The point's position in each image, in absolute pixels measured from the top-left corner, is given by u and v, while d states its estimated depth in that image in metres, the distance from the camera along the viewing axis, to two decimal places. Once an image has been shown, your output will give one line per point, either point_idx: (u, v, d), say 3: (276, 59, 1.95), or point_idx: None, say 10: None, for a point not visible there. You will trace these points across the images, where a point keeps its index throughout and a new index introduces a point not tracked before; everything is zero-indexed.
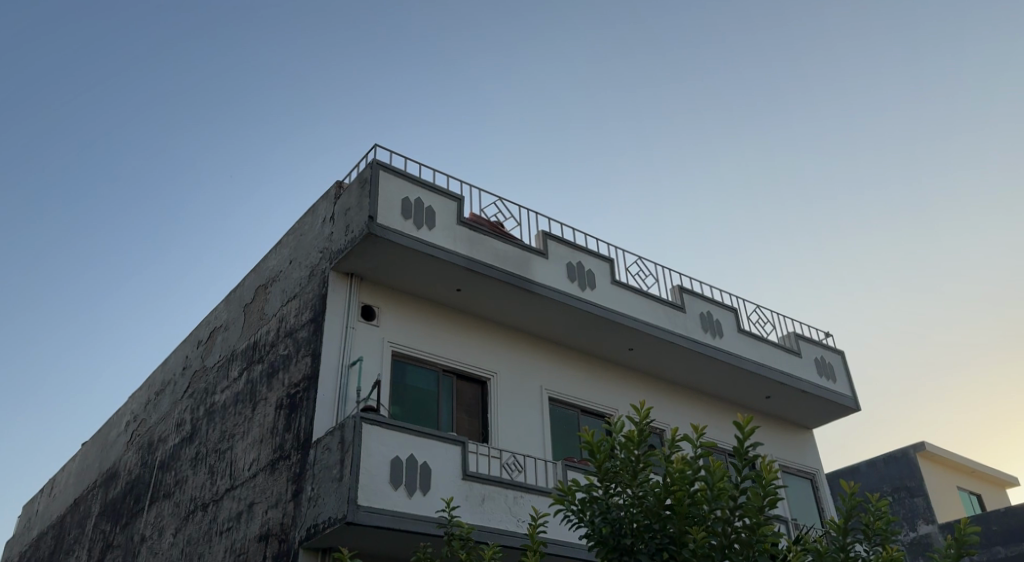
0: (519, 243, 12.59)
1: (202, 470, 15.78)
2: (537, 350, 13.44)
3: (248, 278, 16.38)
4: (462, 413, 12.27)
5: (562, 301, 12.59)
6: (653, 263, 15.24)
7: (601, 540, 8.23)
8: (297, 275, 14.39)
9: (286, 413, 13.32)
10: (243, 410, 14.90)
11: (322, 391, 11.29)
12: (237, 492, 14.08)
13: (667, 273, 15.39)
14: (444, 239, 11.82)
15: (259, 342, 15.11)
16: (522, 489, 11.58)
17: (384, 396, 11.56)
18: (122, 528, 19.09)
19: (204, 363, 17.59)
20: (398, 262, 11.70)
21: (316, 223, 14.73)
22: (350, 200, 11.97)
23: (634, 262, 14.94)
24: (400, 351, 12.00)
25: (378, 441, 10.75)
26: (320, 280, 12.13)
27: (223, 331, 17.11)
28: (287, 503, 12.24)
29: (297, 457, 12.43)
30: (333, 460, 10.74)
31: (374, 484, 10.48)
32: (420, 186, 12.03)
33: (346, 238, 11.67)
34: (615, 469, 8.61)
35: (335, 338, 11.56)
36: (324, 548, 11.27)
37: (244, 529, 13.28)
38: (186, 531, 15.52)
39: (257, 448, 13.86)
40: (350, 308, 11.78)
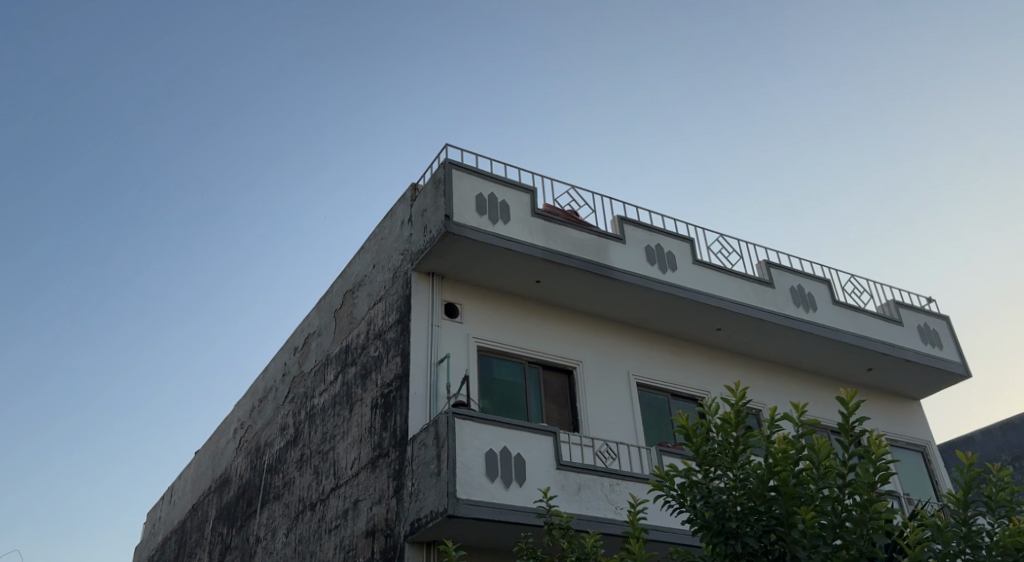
0: (595, 230, 12.37)
1: (308, 471, 16.16)
2: (623, 336, 13.22)
3: (335, 284, 16.66)
4: (551, 403, 12.18)
5: (644, 285, 12.33)
6: (736, 240, 14.79)
7: (705, 525, 7.97)
8: (381, 278, 14.54)
9: (382, 412, 13.49)
10: (341, 412, 15.18)
11: (413, 389, 11.36)
12: (342, 490, 14.36)
13: (752, 248, 14.91)
14: (520, 232, 11.71)
15: (350, 345, 15.35)
16: (618, 476, 11.42)
17: (474, 391, 11.55)
18: (238, 530, 19.77)
19: (301, 369, 18.01)
20: (476, 258, 11.66)
21: (396, 225, 14.84)
22: (426, 200, 11.97)
23: (716, 240, 14.52)
24: (485, 346, 11.97)
25: (471, 435, 10.76)
26: (403, 281, 12.19)
27: (317, 337, 17.45)
28: (389, 499, 12.41)
29: (396, 453, 12.58)
30: (430, 455, 10.79)
31: (472, 477, 10.50)
32: (492, 181, 11.95)
33: (425, 239, 11.69)
34: (713, 452, 8.33)
35: (422, 337, 11.60)
36: (429, 541, 11.37)
37: (352, 526, 13.53)
38: (297, 531, 15.92)
39: (358, 447, 14.09)
40: (434, 307, 11.80)
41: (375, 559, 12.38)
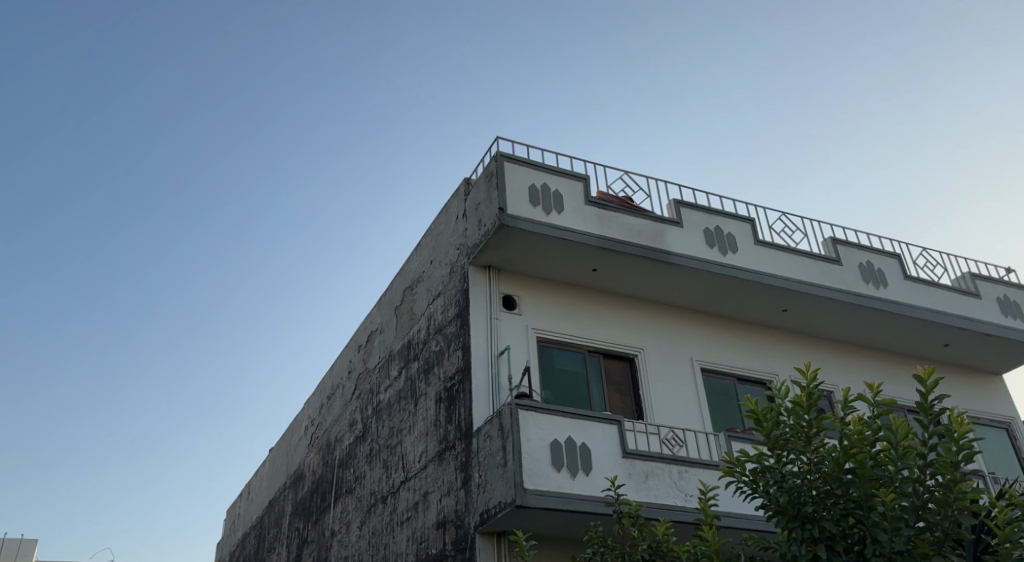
0: (652, 215, 12.11)
1: (377, 465, 16.30)
2: (685, 321, 12.95)
3: (394, 281, 16.73)
4: (613, 391, 12.01)
5: (704, 269, 12.04)
6: (800, 218, 14.36)
7: (780, 510, 7.75)
8: (439, 273, 14.51)
9: (446, 405, 13.48)
10: (406, 406, 15.25)
11: (476, 381, 11.30)
12: (411, 483, 14.43)
13: (816, 225, 14.46)
14: (574, 221, 11.53)
15: (412, 341, 15.39)
16: (687, 463, 11.20)
17: (535, 382, 11.45)
18: (314, 523, 20.09)
19: (366, 366, 18.16)
20: (532, 249, 11.51)
21: (451, 220, 14.79)
22: (480, 194, 11.87)
23: (778, 218, 14.10)
24: (545, 337, 11.84)
25: (536, 425, 10.67)
26: (460, 276, 12.12)
27: (379, 334, 17.57)
28: (458, 491, 12.41)
29: (462, 445, 12.56)
30: (496, 446, 10.73)
31: (538, 468, 10.41)
32: (545, 171, 11.78)
33: (480, 233, 11.58)
34: (785, 436, 8.01)
35: (482, 330, 11.52)
36: (500, 531, 11.35)
37: (422, 518, 13.58)
38: (370, 524, 16.08)
39: (424, 440, 14.12)
40: (492, 299, 11.70)
41: (447, 550, 12.39)
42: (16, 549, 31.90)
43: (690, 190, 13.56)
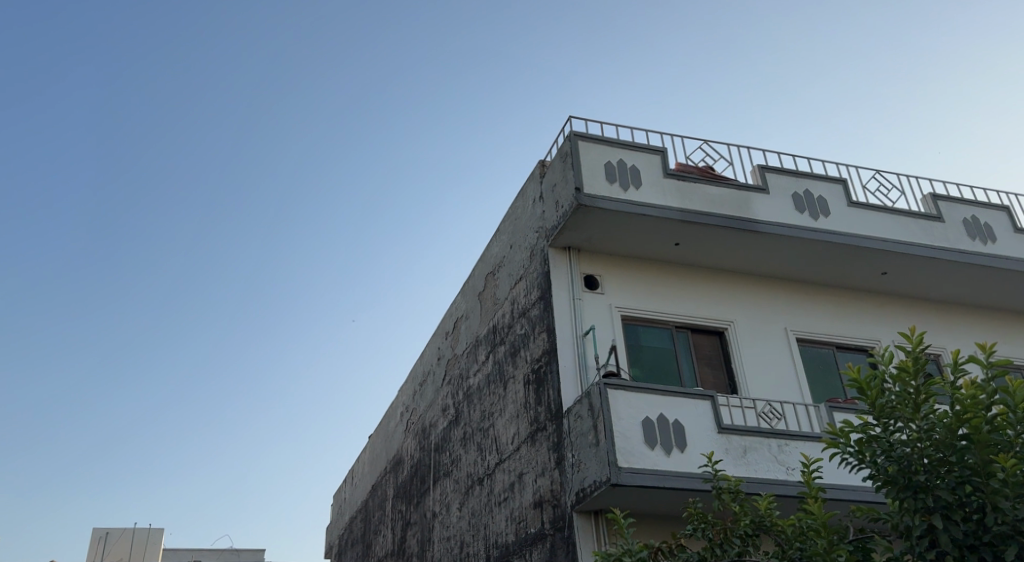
0: (735, 183, 11.69)
1: (472, 449, 16.36)
2: (776, 291, 12.50)
3: (476, 268, 16.71)
4: (704, 366, 11.70)
5: (794, 235, 11.56)
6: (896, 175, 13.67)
7: (889, 480, 7.36)
8: (519, 257, 14.39)
9: (535, 387, 13.38)
10: (496, 390, 15.22)
11: (562, 362, 11.15)
12: (506, 465, 14.41)
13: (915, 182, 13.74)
14: (654, 195, 11.22)
15: (497, 326, 15.34)
16: (787, 436, 10.83)
17: (623, 361, 11.22)
18: (415, 506, 20.36)
19: (454, 352, 18.23)
20: (612, 227, 11.26)
21: (528, 203, 14.63)
22: (555, 175, 11.66)
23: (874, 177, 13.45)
24: (631, 316, 11.60)
25: (626, 404, 10.47)
26: (540, 259, 11.96)
27: (465, 320, 17.59)
28: (552, 471, 12.32)
29: (554, 427, 12.45)
30: (587, 426, 10.58)
31: (631, 446, 10.22)
32: (620, 146, 11.49)
33: (557, 214, 11.38)
34: (892, 404, 7.54)
35: (566, 312, 11.34)
36: (597, 509, 11.22)
37: (519, 498, 13.54)
38: (469, 505, 16.16)
39: (516, 422, 14.07)
40: (574, 280, 11.50)
41: (546, 530, 12.32)
42: (146, 538, 33.55)
43: (775, 154, 13.05)
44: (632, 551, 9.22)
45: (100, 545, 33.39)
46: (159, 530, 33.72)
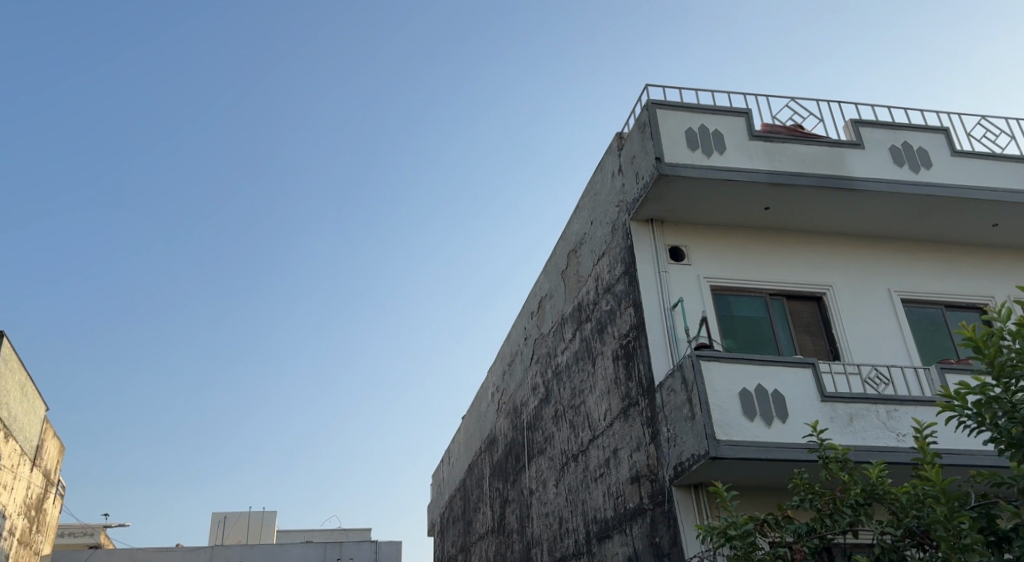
0: (827, 140, 11.16)
1: (565, 426, 16.24)
2: (875, 250, 11.92)
3: (557, 246, 16.53)
4: (802, 333, 11.27)
5: (893, 191, 10.98)
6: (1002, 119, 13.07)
7: (1014, 443, 6.90)
8: (601, 233, 14.14)
9: (625, 362, 13.13)
10: (585, 367, 15.03)
11: (652, 337, 10.86)
12: (600, 441, 14.22)
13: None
14: (739, 160, 10.81)
15: (582, 303, 15.13)
16: (896, 402, 10.33)
17: (715, 332, 10.88)
18: (512, 484, 20.41)
19: (540, 331, 18.12)
20: (696, 195, 10.90)
21: (607, 177, 14.33)
22: (634, 146, 11.34)
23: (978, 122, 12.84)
24: (722, 286, 11.23)
25: (721, 376, 10.14)
26: (622, 233, 11.66)
27: (549, 299, 17.45)
28: (648, 446, 12.08)
29: (647, 401, 12.19)
30: (681, 400, 10.27)
31: (729, 418, 9.90)
32: (701, 112, 11.12)
33: (638, 187, 11.07)
34: (1012, 362, 7.01)
35: (652, 286, 11.04)
36: (697, 483, 10.97)
37: (616, 474, 13.35)
38: (565, 482, 16.05)
39: (607, 398, 13.85)
40: (659, 252, 11.19)
41: (645, 505, 12.10)
42: (261, 519, 34.86)
43: (869, 107, 12.51)
44: (736, 524, 9.05)
45: (220, 528, 34.67)
46: (272, 514, 35.03)
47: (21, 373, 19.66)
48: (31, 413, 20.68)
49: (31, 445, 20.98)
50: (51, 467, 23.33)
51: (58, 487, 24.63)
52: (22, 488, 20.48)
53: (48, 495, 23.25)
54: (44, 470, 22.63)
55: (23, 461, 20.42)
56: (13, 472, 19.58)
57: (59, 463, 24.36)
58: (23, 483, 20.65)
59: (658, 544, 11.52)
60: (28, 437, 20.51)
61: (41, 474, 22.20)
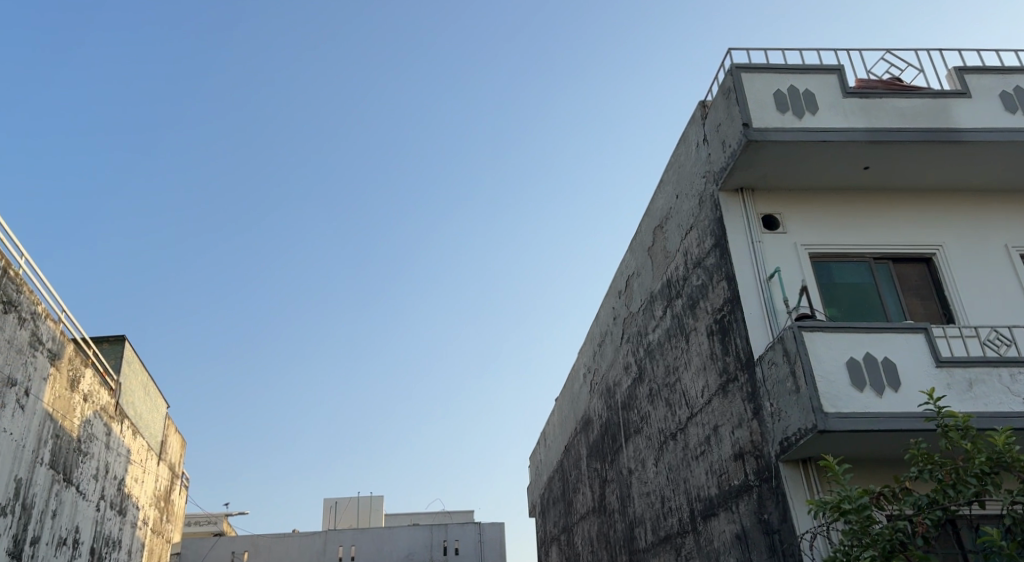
0: (929, 91, 10.57)
1: (660, 404, 15.94)
2: (986, 204, 11.22)
3: (642, 222, 16.20)
4: (911, 298, 10.74)
5: (1004, 139, 10.31)
6: None
7: None
8: (688, 206, 13.76)
9: (720, 337, 12.76)
10: (678, 344, 14.69)
11: (748, 310, 10.46)
12: (699, 418, 13.88)
13: None
14: (833, 119, 10.33)
15: (672, 279, 14.78)
16: (1019, 364, 9.73)
17: (817, 302, 10.43)
18: (610, 463, 20.22)
19: (629, 310, 17.83)
20: (788, 160, 10.46)
21: (691, 147, 13.92)
22: (719, 114, 10.95)
23: None
24: (821, 252, 10.77)
25: (826, 346, 9.70)
26: (711, 205, 11.27)
27: (637, 277, 17.13)
28: (750, 422, 11.70)
29: (747, 376, 11.80)
30: (783, 373, 9.84)
31: (837, 389, 9.46)
32: (788, 73, 10.68)
33: (725, 155, 10.68)
34: None
35: (745, 256, 10.64)
36: (806, 458, 10.58)
37: (718, 452, 12.99)
38: (665, 460, 15.77)
39: (704, 374, 13.49)
40: (750, 222, 10.77)
41: (751, 481, 11.74)
42: (369, 503, 35.68)
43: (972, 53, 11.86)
44: (851, 498, 8.65)
45: (331, 513, 35.70)
46: (379, 498, 35.80)
47: (143, 372, 20.52)
48: (155, 410, 21.59)
49: (156, 441, 21.92)
50: (174, 460, 24.35)
51: (182, 480, 25.69)
52: (151, 481, 21.43)
53: (174, 487, 24.27)
54: (169, 463, 23.62)
55: (150, 456, 21.35)
56: (143, 466, 20.50)
57: (182, 456, 25.42)
58: (152, 476, 21.60)
59: (767, 522, 11.17)
60: (152, 432, 21.42)
61: (166, 466, 23.20)
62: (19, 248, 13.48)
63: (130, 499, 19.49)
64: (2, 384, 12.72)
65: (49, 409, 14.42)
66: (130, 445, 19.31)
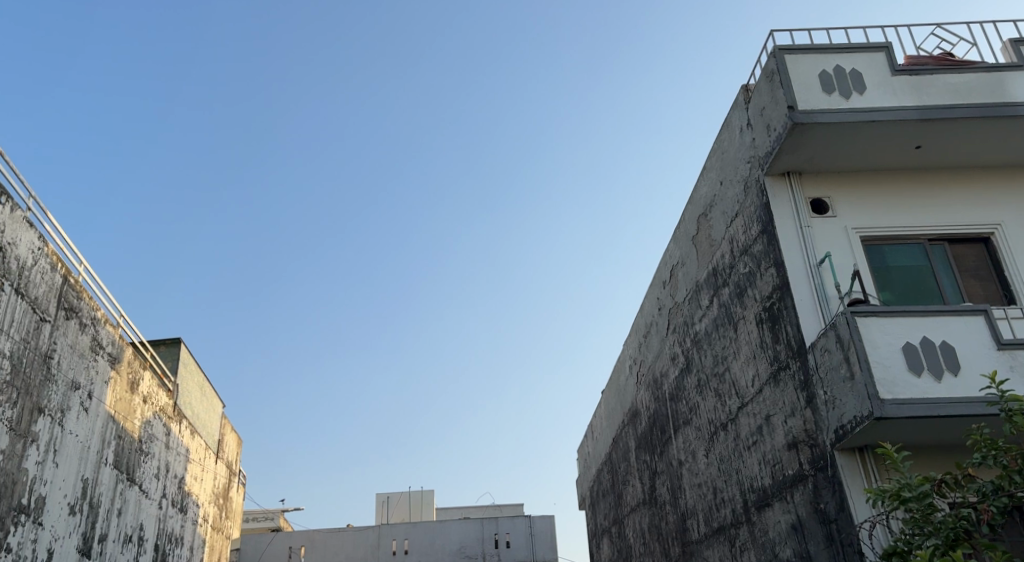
0: (982, 66, 10.32)
1: (710, 394, 15.76)
2: None
3: (686, 211, 16.02)
4: (969, 280, 10.47)
5: None
6: None
7: None
8: (733, 193, 13.55)
9: (770, 325, 12.56)
10: (726, 333, 14.49)
11: (798, 296, 10.26)
12: (750, 408, 13.68)
13: None
14: (882, 99, 10.09)
15: (718, 268, 14.58)
16: None
17: (869, 286, 10.20)
18: (660, 456, 20.06)
19: (674, 300, 17.65)
20: (836, 142, 10.23)
21: (734, 133, 13.71)
22: (762, 97, 10.76)
23: None
24: (873, 235, 10.52)
25: (881, 331, 9.47)
26: (757, 190, 11.07)
27: (681, 267, 16.95)
28: (803, 410, 11.49)
29: (799, 363, 11.59)
30: (837, 360, 9.62)
31: (894, 375, 9.23)
32: (833, 53, 10.46)
33: (770, 139, 10.47)
34: None
35: (794, 242, 10.43)
36: (863, 445, 10.36)
37: (771, 441, 12.78)
38: (716, 451, 15.58)
39: (754, 363, 13.28)
40: (798, 207, 10.56)
41: (806, 471, 11.53)
42: (420, 498, 35.97)
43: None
44: (911, 485, 8.48)
45: (384, 508, 36.04)
46: (430, 492, 36.06)
47: (199, 373, 20.93)
48: (211, 410, 21.99)
49: (213, 440, 22.33)
50: (231, 458, 24.79)
51: (239, 478, 26.17)
52: (210, 479, 21.85)
53: (231, 485, 24.71)
54: (226, 461, 24.07)
55: (208, 455, 21.75)
56: (201, 464, 20.91)
57: (239, 454, 25.87)
58: (210, 474, 22.02)
59: (824, 511, 10.96)
60: (209, 431, 21.82)
61: (224, 464, 23.63)
62: (77, 255, 13.82)
63: (190, 497, 19.88)
64: (66, 388, 13.05)
65: (112, 411, 14.76)
66: (189, 445, 19.69)
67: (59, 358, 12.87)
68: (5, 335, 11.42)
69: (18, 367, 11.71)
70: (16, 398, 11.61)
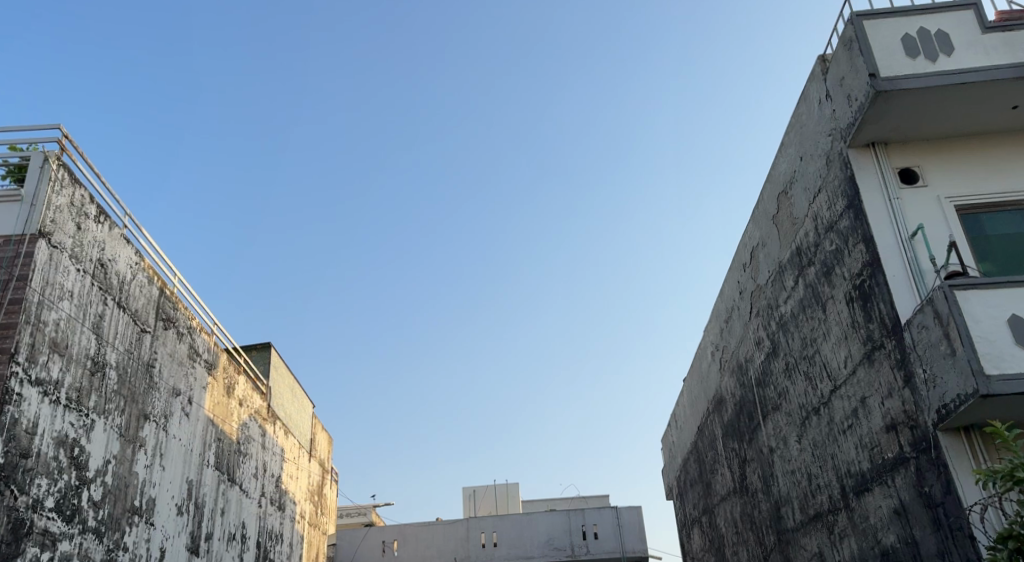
0: None
1: (799, 378, 15.31)
2: None
3: (765, 190, 15.61)
4: None
5: None
6: None
7: None
8: (815, 168, 13.13)
9: (861, 303, 12.12)
10: (814, 314, 14.06)
11: (890, 271, 9.84)
12: (843, 391, 13.22)
13: None
14: (972, 60, 9.63)
15: (802, 247, 14.16)
16: None
17: (967, 257, 9.75)
18: (749, 443, 19.62)
19: (757, 283, 17.23)
20: (925, 107, 9.80)
21: (812, 107, 13.29)
22: (841, 67, 10.36)
23: None
24: (969, 204, 10.05)
25: (982, 303, 9.03)
26: (840, 164, 10.67)
27: (762, 248, 16.54)
28: (901, 391, 11.05)
29: (894, 342, 11.16)
30: (936, 336, 9.17)
31: (1000, 349, 8.79)
32: (915, 16, 10.02)
33: (852, 110, 10.08)
34: None
35: (883, 216, 10.02)
36: (968, 425, 9.91)
37: (868, 424, 12.33)
38: (809, 436, 15.13)
39: (846, 344, 12.84)
40: (886, 179, 10.14)
41: (907, 453, 11.09)
42: (506, 491, 36.20)
43: None
44: None
45: (470, 501, 36.36)
46: (515, 484, 36.27)
47: (289, 376, 21.49)
48: (301, 410, 22.54)
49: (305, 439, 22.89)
50: (323, 457, 25.36)
51: (332, 475, 26.77)
52: (304, 477, 22.41)
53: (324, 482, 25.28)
54: (318, 460, 24.65)
55: (301, 455, 22.30)
56: (296, 463, 21.45)
57: (330, 452, 26.44)
58: (305, 472, 22.59)
59: (929, 495, 10.52)
60: (301, 431, 22.37)
61: (316, 463, 24.19)
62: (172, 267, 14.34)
63: (287, 495, 20.43)
64: (168, 395, 13.54)
65: (211, 415, 15.29)
66: (283, 444, 20.21)
67: (160, 366, 13.36)
68: (110, 346, 11.91)
69: (123, 377, 12.19)
70: (122, 406, 12.08)
